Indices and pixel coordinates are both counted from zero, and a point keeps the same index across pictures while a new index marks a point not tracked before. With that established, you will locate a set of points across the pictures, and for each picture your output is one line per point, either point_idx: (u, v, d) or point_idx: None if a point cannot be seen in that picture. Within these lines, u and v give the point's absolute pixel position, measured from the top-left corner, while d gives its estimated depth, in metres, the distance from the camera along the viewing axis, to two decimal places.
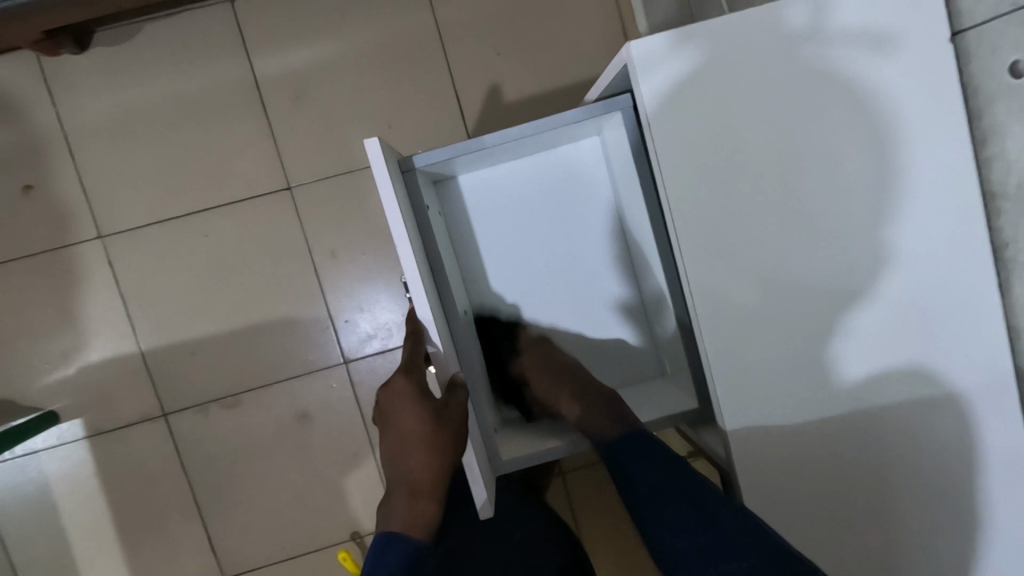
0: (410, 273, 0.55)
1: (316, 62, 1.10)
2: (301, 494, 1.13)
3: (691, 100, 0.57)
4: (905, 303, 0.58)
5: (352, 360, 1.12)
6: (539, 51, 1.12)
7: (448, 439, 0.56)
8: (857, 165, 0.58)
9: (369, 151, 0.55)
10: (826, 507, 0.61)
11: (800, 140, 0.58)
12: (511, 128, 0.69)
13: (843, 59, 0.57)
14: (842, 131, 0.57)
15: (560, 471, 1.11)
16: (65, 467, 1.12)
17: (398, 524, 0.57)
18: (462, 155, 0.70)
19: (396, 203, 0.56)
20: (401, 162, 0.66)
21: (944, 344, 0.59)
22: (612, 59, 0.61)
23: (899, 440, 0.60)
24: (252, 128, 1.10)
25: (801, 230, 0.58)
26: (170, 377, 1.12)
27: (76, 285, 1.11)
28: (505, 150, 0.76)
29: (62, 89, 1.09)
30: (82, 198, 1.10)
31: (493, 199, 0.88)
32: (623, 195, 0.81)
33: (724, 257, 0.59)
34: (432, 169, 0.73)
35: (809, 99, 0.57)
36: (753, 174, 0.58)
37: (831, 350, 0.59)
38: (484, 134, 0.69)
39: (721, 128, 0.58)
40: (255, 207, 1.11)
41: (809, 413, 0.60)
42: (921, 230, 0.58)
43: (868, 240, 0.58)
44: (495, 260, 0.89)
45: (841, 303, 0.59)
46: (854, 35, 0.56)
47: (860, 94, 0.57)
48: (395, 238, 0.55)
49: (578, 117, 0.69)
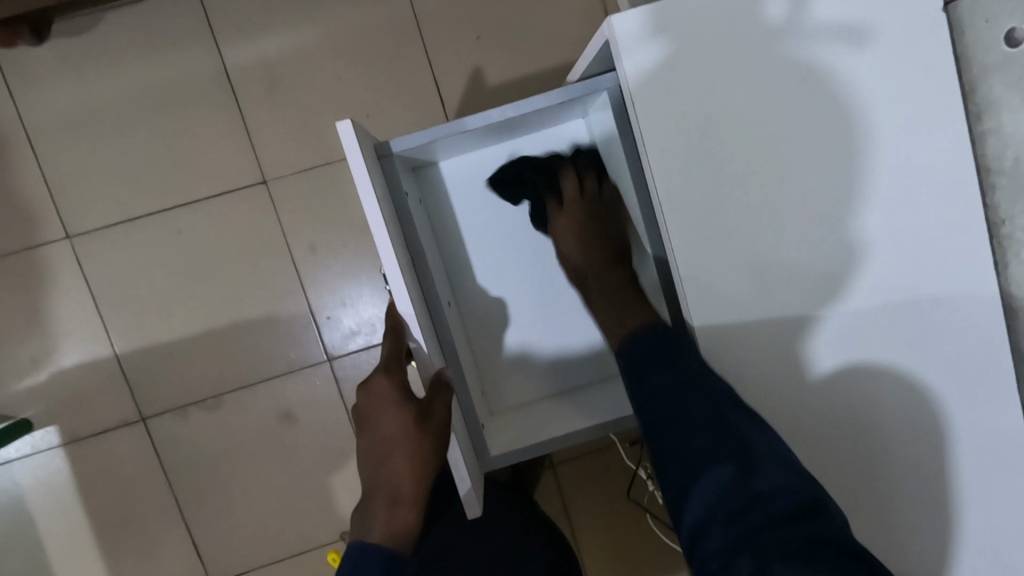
0: (390, 262, 0.52)
1: (288, 50, 1.06)
2: (287, 495, 1.11)
3: (670, 94, 0.55)
4: (894, 299, 0.57)
5: (335, 357, 1.10)
6: (520, 35, 1.09)
7: (434, 441, 0.55)
8: (841, 160, 0.56)
9: (342, 133, 0.52)
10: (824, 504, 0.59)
11: (784, 135, 0.56)
12: (492, 111, 0.67)
13: (824, 52, 0.55)
14: (826, 124, 0.56)
15: (550, 463, 1.10)
16: (40, 476, 1.08)
17: (378, 534, 0.52)
18: (441, 139, 0.67)
19: (371, 189, 0.53)
20: (377, 146, 0.63)
21: (936, 341, 0.58)
22: (595, 37, 0.59)
23: (896, 425, 0.59)
24: (224, 120, 1.06)
25: (787, 228, 0.57)
26: (148, 380, 1.08)
27: (44, 288, 1.06)
28: (487, 134, 0.74)
29: (21, 82, 1.04)
30: (47, 196, 1.06)
31: (476, 187, 0.85)
32: (609, 180, 0.79)
33: (710, 257, 0.57)
34: (411, 154, 0.70)
35: (794, 92, 0.55)
36: (737, 170, 0.56)
37: (819, 350, 0.58)
38: (464, 116, 0.66)
39: (704, 125, 0.56)
40: (230, 201, 1.07)
41: (803, 399, 0.59)
42: (909, 224, 0.56)
43: (854, 236, 0.57)
44: (479, 248, 0.86)
45: (828, 301, 0.57)
46: (832, 26, 0.54)
47: (850, 69, 0.55)
48: (372, 227, 0.53)
49: (560, 99, 0.67)
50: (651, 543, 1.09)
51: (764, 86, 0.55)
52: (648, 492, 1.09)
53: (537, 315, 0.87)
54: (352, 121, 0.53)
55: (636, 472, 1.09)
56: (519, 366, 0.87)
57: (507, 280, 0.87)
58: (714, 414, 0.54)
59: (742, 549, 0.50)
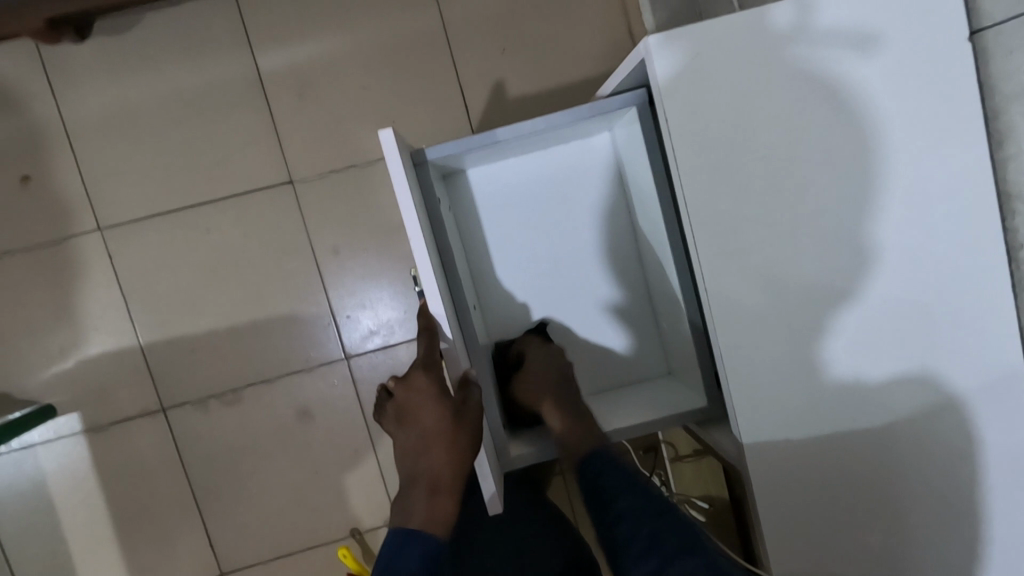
0: (424, 266, 0.54)
1: (319, 55, 1.09)
2: (301, 491, 1.13)
3: (691, 103, 0.57)
4: (909, 300, 0.59)
5: (353, 356, 1.12)
6: (544, 47, 1.11)
7: (469, 437, 0.56)
8: (854, 163, 0.58)
9: (383, 142, 0.55)
10: (830, 526, 0.62)
11: (801, 140, 0.57)
12: (524, 123, 0.69)
13: (833, 59, 0.56)
14: (839, 129, 0.57)
15: (559, 469, 1.11)
16: (62, 462, 1.11)
17: (418, 521, 0.55)
18: (474, 149, 0.70)
19: (410, 197, 0.55)
20: (413, 155, 0.66)
21: (949, 340, 0.59)
22: (630, 54, 0.61)
23: (910, 441, 0.61)
24: (254, 121, 1.09)
25: (806, 230, 0.58)
26: (170, 372, 1.11)
27: (74, 278, 1.09)
28: (517, 145, 0.76)
29: (61, 78, 1.08)
30: (80, 189, 1.09)
31: (502, 195, 0.87)
32: (633, 192, 0.81)
33: (733, 259, 0.59)
34: (443, 162, 0.73)
35: (807, 98, 0.57)
36: (755, 175, 0.58)
37: (835, 349, 0.60)
38: (498, 128, 0.69)
39: (723, 131, 0.57)
40: (257, 200, 1.10)
41: (820, 413, 0.60)
42: (922, 225, 0.58)
43: (869, 237, 0.58)
44: (503, 255, 0.89)
45: (845, 300, 0.59)
46: (839, 34, 0.56)
47: (876, 93, 0.56)
48: (408, 231, 0.55)
49: (591, 113, 0.69)
50: None
51: (777, 92, 0.57)
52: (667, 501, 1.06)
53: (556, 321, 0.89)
54: (392, 130, 0.55)
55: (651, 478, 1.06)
56: None
57: (531, 288, 0.89)
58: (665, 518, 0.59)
59: None
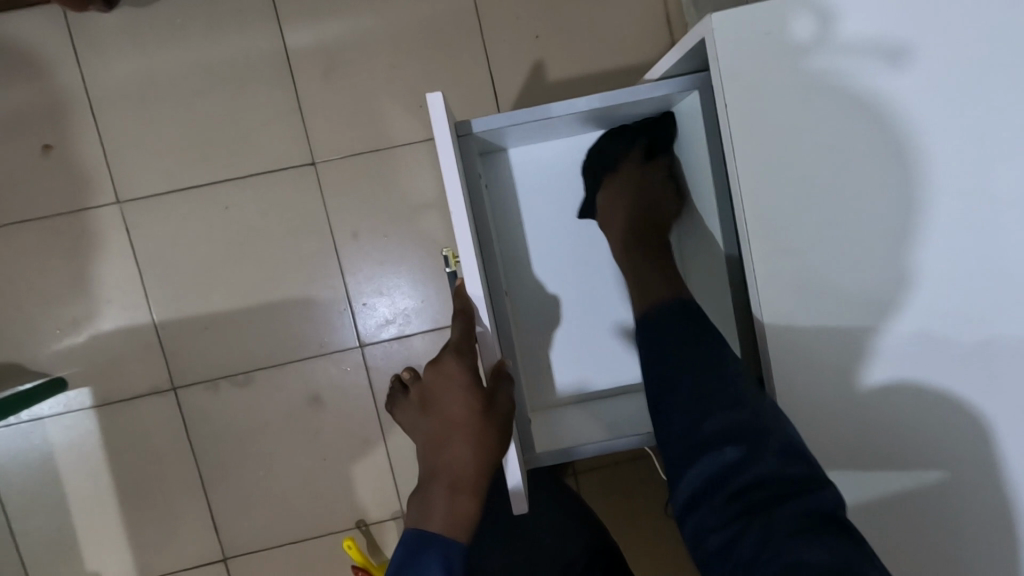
0: (465, 242, 0.51)
1: (348, 35, 1.07)
2: (310, 478, 1.11)
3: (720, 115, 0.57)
4: (961, 315, 0.55)
5: (368, 344, 1.09)
6: (580, 36, 1.08)
7: (497, 434, 0.53)
8: (893, 174, 0.56)
9: (430, 105, 0.51)
10: (895, 518, 0.58)
11: (835, 151, 0.56)
12: (575, 101, 0.66)
13: (864, 69, 0.55)
14: (874, 138, 0.55)
15: (573, 470, 1.08)
16: (70, 435, 1.09)
17: (439, 519, 0.52)
18: (523, 124, 0.67)
19: (456, 169, 0.52)
20: (458, 126, 0.64)
21: (1009, 356, 0.55)
22: (688, 35, 0.60)
23: (962, 469, 0.57)
24: (280, 99, 1.07)
25: (859, 233, 0.57)
26: (183, 350, 1.09)
27: (91, 251, 1.08)
28: (564, 124, 0.73)
29: (88, 47, 1.06)
30: (101, 161, 1.07)
31: (543, 176, 0.84)
32: (681, 181, 0.79)
33: (768, 271, 0.57)
34: (486, 138, 0.70)
35: (840, 108, 0.55)
36: (811, 167, 0.56)
37: (885, 361, 0.57)
38: (549, 102, 0.66)
39: (754, 142, 0.56)
40: (278, 180, 1.08)
41: (863, 424, 0.58)
42: (973, 237, 0.55)
43: (911, 250, 0.56)
44: (538, 243, 0.86)
45: (888, 313, 0.57)
46: (902, 44, 0.54)
47: (947, 90, 0.54)
48: (450, 203, 0.52)
49: (647, 94, 0.66)
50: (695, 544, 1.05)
51: (810, 103, 0.56)
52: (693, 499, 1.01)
53: (591, 314, 0.86)
54: (440, 95, 0.52)
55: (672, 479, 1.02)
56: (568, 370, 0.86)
57: (563, 277, 0.86)
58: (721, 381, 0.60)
59: (744, 512, 0.53)
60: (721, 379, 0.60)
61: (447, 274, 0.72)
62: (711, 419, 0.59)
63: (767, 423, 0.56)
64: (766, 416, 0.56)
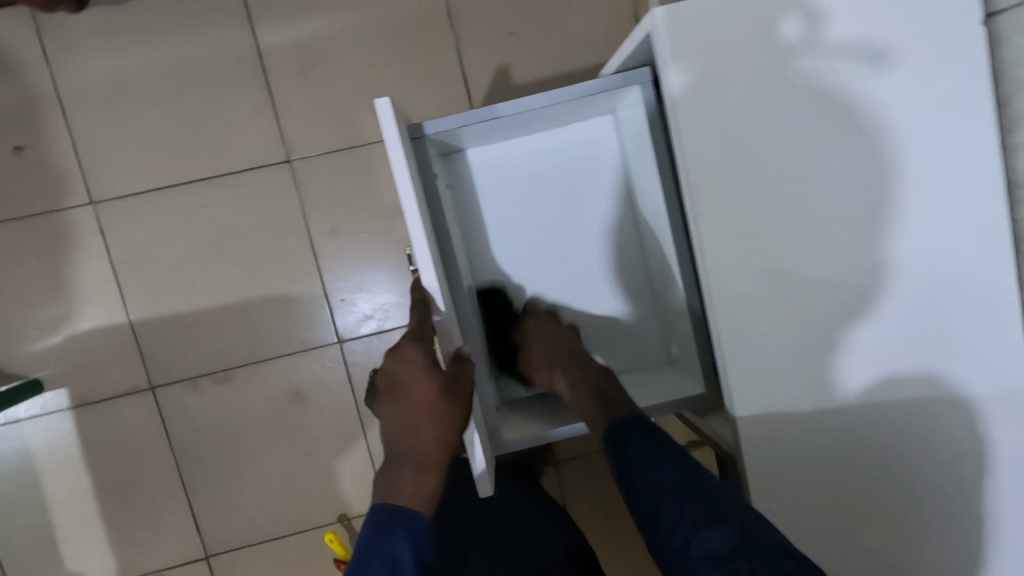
0: (418, 240, 0.53)
1: (322, 33, 1.08)
2: (291, 474, 1.11)
3: (694, 127, 0.56)
4: (924, 309, 0.58)
5: (347, 340, 1.10)
6: (551, 33, 1.10)
7: (457, 415, 0.55)
8: (838, 174, 0.57)
9: (378, 110, 0.53)
10: (845, 504, 0.61)
11: (809, 155, 0.57)
12: (525, 99, 0.68)
13: (846, 70, 0.55)
14: (825, 144, 0.57)
15: (553, 461, 1.10)
16: (48, 437, 1.09)
17: (403, 495, 0.53)
18: (474, 124, 0.69)
19: (404, 168, 0.54)
20: (410, 129, 0.66)
21: (963, 347, 0.59)
22: (635, 28, 0.59)
23: (910, 446, 0.60)
24: (253, 97, 1.08)
25: (811, 230, 0.58)
26: (161, 349, 1.09)
27: (65, 252, 1.08)
28: (518, 123, 0.75)
29: (58, 47, 1.06)
30: (74, 162, 1.07)
31: (500, 176, 0.87)
32: (636, 177, 0.81)
33: (740, 276, 0.58)
34: (442, 139, 0.73)
35: (792, 108, 0.56)
36: (766, 166, 0.57)
37: (834, 353, 0.59)
38: (497, 103, 0.67)
39: (728, 148, 0.57)
40: (254, 178, 1.08)
41: (819, 408, 0.60)
42: (932, 239, 0.57)
43: (854, 247, 0.58)
44: (502, 242, 0.88)
45: (856, 311, 0.58)
46: (858, 48, 0.55)
47: (887, 95, 0.56)
48: (402, 203, 0.54)
49: (594, 90, 0.68)
50: None
51: (788, 106, 0.56)
52: None
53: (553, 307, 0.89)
54: (388, 99, 0.54)
55: None
56: None
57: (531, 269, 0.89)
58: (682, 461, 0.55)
59: None
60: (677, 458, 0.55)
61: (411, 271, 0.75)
62: (697, 535, 0.50)
63: (744, 525, 0.49)
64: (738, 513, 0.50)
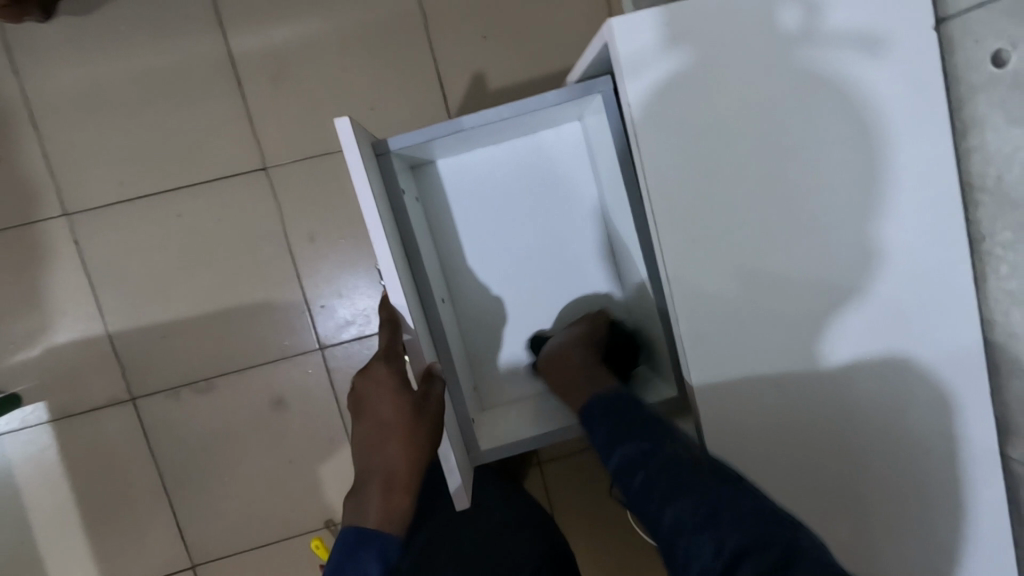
0: (385, 258, 0.54)
1: (294, 38, 1.07)
2: (275, 482, 1.11)
3: (670, 101, 0.56)
4: (887, 303, 0.59)
5: (328, 346, 1.10)
6: (525, 34, 1.10)
7: (427, 433, 0.56)
8: (807, 168, 0.57)
9: (339, 130, 0.53)
10: (814, 497, 0.61)
11: (790, 140, 0.57)
12: (489, 112, 0.68)
13: (836, 62, 0.56)
14: (796, 136, 0.57)
15: (538, 461, 1.10)
16: (28, 451, 1.08)
17: (373, 519, 0.54)
18: (440, 138, 0.69)
19: (367, 185, 0.54)
20: (375, 145, 0.65)
21: (930, 344, 0.60)
22: (594, 39, 0.59)
23: (876, 438, 0.61)
24: (227, 104, 1.07)
25: (781, 224, 0.58)
26: (140, 360, 1.09)
27: (40, 264, 1.07)
28: (484, 134, 0.75)
29: (27, 57, 1.05)
30: (46, 173, 1.06)
31: (471, 188, 0.87)
32: (605, 182, 0.81)
33: (705, 258, 0.58)
34: (408, 154, 0.72)
35: (762, 102, 0.56)
36: (736, 160, 0.57)
37: (805, 342, 0.59)
38: (460, 117, 0.67)
39: (706, 125, 0.56)
40: (229, 186, 1.08)
41: (785, 402, 0.60)
42: (898, 231, 0.58)
43: (823, 238, 0.58)
44: (477, 249, 0.88)
45: (823, 297, 0.59)
46: (829, 35, 0.56)
47: (863, 82, 0.56)
48: (367, 223, 0.54)
49: (557, 100, 0.68)
50: (637, 539, 1.10)
51: (775, 89, 0.56)
52: None
53: (530, 313, 0.90)
54: (348, 118, 0.54)
55: None
56: (515, 368, 0.90)
57: (508, 278, 0.89)
58: (658, 441, 0.54)
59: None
60: (652, 442, 0.54)
61: None
62: (666, 506, 0.49)
63: (715, 494, 0.48)
64: (727, 493, 0.48)
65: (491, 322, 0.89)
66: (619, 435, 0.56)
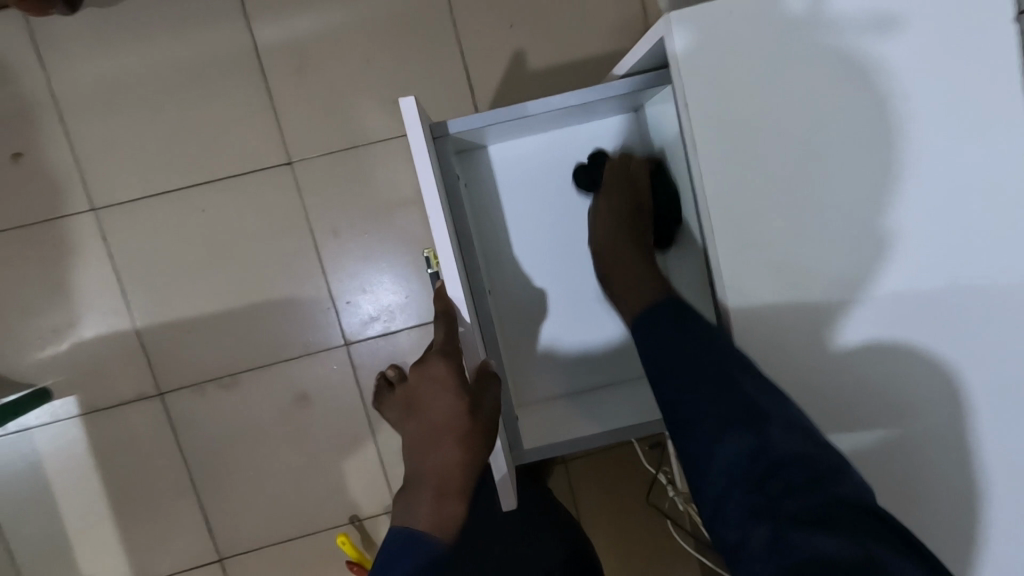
0: (446, 249, 0.52)
1: (319, 29, 1.05)
2: (300, 477, 1.11)
3: (717, 101, 0.54)
4: (950, 316, 0.55)
5: (352, 343, 1.10)
6: (554, 24, 1.07)
7: (481, 437, 0.55)
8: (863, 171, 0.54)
9: (405, 111, 0.52)
10: None
11: (834, 137, 0.54)
12: (553, 97, 0.66)
13: (897, 58, 0.53)
14: (851, 136, 0.54)
15: (562, 459, 1.09)
16: (58, 443, 1.09)
17: (424, 522, 0.55)
18: (498, 123, 0.67)
19: (431, 172, 0.53)
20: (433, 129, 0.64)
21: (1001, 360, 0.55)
22: (648, 32, 0.57)
23: (930, 456, 0.57)
24: (252, 97, 1.05)
25: (835, 231, 0.55)
26: (167, 355, 1.09)
27: (69, 259, 1.07)
28: (539, 121, 0.73)
29: (53, 50, 1.04)
30: (73, 167, 1.06)
31: (519, 174, 0.85)
32: (658, 175, 0.79)
33: (757, 270, 0.55)
34: (462, 138, 0.71)
35: (816, 101, 0.53)
36: (788, 162, 0.54)
37: (863, 356, 0.56)
38: (526, 101, 0.66)
39: (742, 126, 0.54)
40: (254, 180, 1.06)
41: (839, 419, 0.57)
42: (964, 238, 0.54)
43: (881, 246, 0.55)
44: (526, 237, 0.86)
45: (885, 299, 0.55)
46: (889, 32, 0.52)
47: (926, 79, 0.53)
48: (429, 213, 0.53)
49: (622, 89, 0.66)
50: (667, 545, 1.08)
51: (805, 77, 0.53)
52: (667, 497, 1.08)
53: (572, 307, 0.88)
54: (415, 100, 0.53)
55: (656, 477, 1.08)
56: (555, 363, 0.88)
57: (551, 271, 0.87)
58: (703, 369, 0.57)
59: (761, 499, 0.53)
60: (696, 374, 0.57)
61: (428, 275, 0.69)
62: (716, 442, 0.56)
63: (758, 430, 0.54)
64: (766, 428, 0.53)
65: (535, 313, 0.87)
66: (662, 370, 0.60)
